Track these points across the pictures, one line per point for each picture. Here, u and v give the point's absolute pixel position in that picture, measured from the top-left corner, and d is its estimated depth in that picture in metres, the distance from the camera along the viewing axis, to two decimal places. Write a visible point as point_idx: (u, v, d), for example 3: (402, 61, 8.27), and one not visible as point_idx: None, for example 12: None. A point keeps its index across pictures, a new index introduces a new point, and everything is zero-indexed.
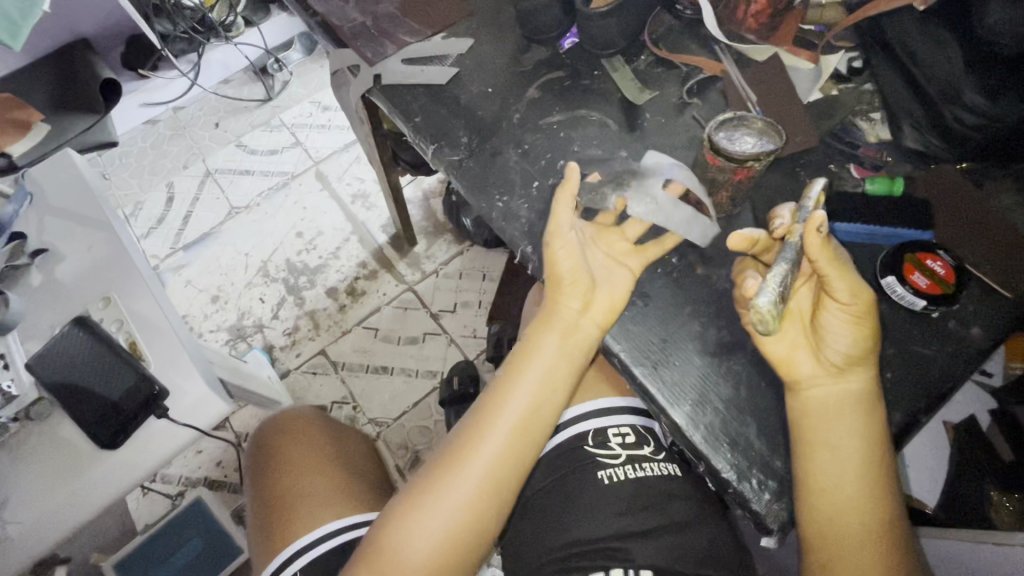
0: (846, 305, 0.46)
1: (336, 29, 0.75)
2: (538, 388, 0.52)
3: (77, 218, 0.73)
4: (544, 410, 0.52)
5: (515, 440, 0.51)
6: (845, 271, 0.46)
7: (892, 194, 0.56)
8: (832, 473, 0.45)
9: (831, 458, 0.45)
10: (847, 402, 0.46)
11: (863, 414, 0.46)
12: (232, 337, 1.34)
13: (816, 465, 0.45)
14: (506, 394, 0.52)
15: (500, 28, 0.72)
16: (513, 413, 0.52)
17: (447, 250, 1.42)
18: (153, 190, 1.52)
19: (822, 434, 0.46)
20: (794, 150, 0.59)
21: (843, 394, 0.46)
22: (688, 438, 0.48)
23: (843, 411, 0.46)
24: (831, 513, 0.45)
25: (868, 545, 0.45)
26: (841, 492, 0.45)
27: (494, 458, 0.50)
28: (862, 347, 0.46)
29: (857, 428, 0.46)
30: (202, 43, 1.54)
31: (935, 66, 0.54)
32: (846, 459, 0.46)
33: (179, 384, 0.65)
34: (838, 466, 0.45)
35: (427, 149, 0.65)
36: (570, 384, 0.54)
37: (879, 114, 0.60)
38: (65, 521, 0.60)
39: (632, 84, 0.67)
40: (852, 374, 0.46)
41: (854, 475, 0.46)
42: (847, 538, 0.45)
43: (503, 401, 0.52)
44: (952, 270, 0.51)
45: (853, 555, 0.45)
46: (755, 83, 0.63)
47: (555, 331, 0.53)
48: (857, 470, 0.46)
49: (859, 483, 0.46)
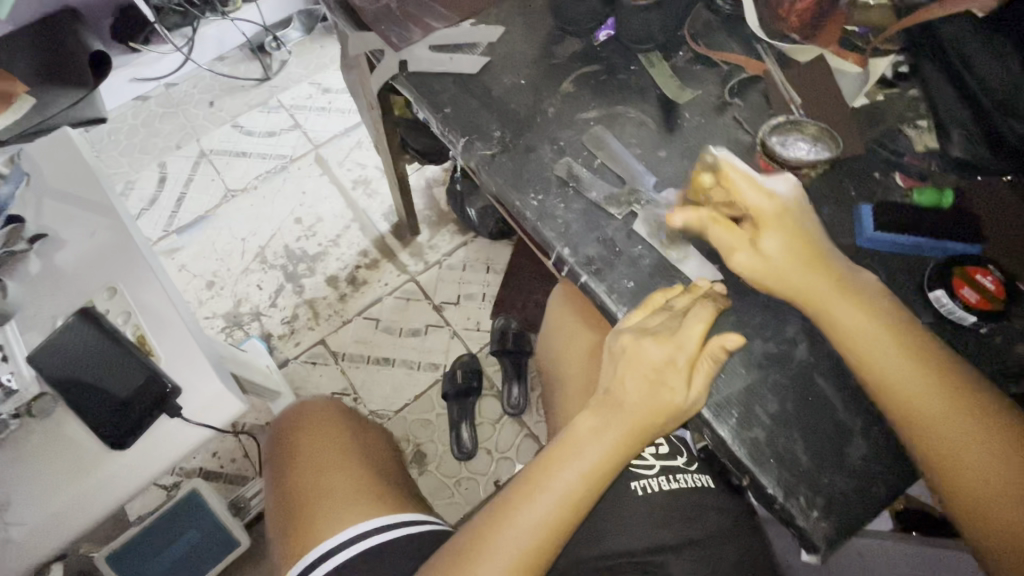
0: (745, 248, 0.50)
1: (358, 12, 0.71)
2: (587, 470, 0.49)
3: (77, 202, 0.69)
4: (601, 486, 0.49)
5: (568, 505, 0.49)
6: (762, 226, 0.50)
7: (940, 207, 0.55)
8: (935, 428, 0.44)
9: (924, 420, 0.44)
10: (907, 371, 0.45)
11: (924, 364, 0.46)
12: (228, 324, 1.30)
13: (914, 414, 0.45)
14: (553, 469, 0.50)
15: (531, 15, 0.69)
16: (570, 478, 0.49)
17: (452, 241, 1.39)
18: (146, 169, 1.47)
19: (908, 389, 0.45)
20: (839, 158, 0.57)
21: (898, 362, 0.46)
22: (733, 454, 0.47)
23: (909, 381, 0.45)
24: (950, 457, 0.43)
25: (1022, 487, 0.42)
26: (950, 437, 0.44)
27: (540, 529, 0.48)
28: (779, 270, 0.49)
29: (932, 382, 0.45)
30: (196, 17, 1.49)
31: (991, 76, 0.53)
32: (933, 408, 0.44)
33: (192, 382, 0.62)
34: (936, 423, 0.44)
35: (457, 142, 0.62)
36: (620, 462, 0.50)
37: (926, 123, 0.59)
38: (72, 523, 0.57)
39: (671, 81, 0.64)
40: (897, 338, 0.46)
41: (963, 423, 0.44)
42: (999, 485, 0.42)
43: (551, 474, 0.50)
44: (1002, 286, 0.50)
45: (999, 490, 0.42)
46: (801, 84, 0.61)
47: (619, 421, 0.50)
48: (965, 415, 0.44)
49: (970, 431, 0.44)
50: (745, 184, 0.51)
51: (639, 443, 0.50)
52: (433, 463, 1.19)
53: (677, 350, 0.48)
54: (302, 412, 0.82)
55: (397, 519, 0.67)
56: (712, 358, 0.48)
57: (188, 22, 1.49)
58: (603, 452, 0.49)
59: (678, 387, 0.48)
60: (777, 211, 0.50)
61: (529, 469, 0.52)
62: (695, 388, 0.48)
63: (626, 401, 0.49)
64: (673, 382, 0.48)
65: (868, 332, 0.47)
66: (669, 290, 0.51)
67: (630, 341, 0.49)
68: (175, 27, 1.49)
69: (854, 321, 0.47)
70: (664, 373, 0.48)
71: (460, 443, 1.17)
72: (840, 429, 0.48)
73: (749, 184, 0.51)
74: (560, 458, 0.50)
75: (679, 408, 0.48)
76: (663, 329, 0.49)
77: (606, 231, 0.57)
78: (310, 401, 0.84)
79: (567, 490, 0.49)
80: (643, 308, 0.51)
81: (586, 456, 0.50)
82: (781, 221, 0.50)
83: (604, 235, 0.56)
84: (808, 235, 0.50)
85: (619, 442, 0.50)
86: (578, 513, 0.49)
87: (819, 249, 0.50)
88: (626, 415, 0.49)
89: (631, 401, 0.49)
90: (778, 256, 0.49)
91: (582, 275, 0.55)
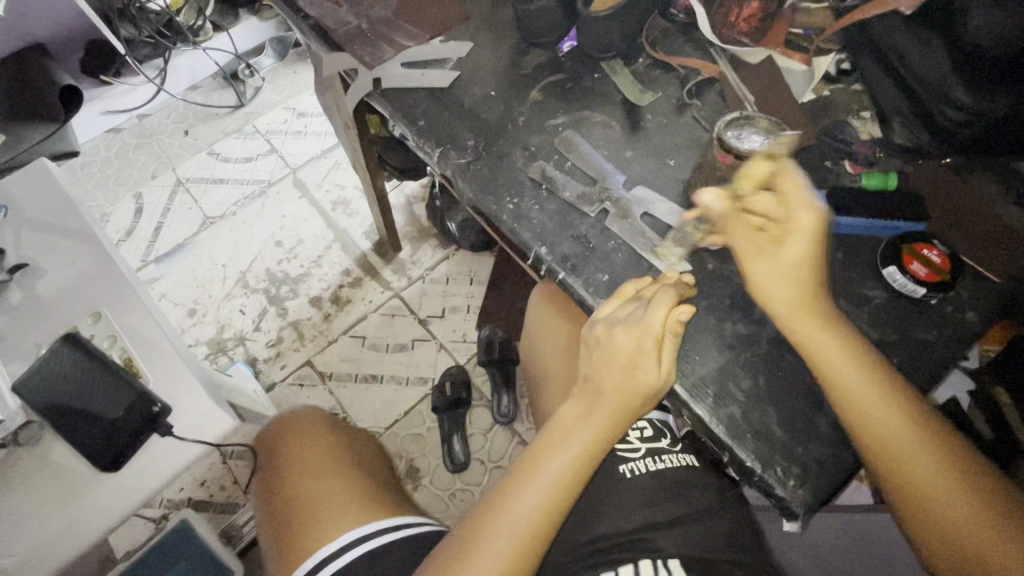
0: (766, 262, 0.50)
1: (331, 33, 0.74)
2: (574, 455, 0.51)
3: (57, 231, 0.69)
4: (585, 474, 0.51)
5: (559, 488, 0.50)
6: (807, 242, 0.50)
7: (886, 187, 0.59)
8: (881, 431, 0.46)
9: (886, 441, 0.46)
10: (855, 376, 0.47)
11: (892, 397, 0.47)
12: (212, 350, 1.29)
13: (868, 413, 0.46)
14: (544, 455, 0.52)
15: (497, 31, 0.73)
16: (558, 465, 0.51)
17: (434, 254, 1.41)
18: (121, 201, 1.46)
19: (854, 392, 0.47)
20: (791, 150, 0.61)
21: (846, 361, 0.47)
22: (711, 430, 0.50)
23: (857, 384, 0.47)
24: (899, 460, 0.45)
25: (960, 490, 0.44)
26: (894, 439, 0.46)
27: (534, 514, 0.50)
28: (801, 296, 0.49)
29: (906, 422, 0.46)
30: (168, 48, 1.51)
31: (921, 68, 0.58)
32: (878, 412, 0.46)
33: (181, 401, 0.63)
34: (911, 476, 0.45)
35: (433, 153, 0.65)
36: (604, 445, 0.52)
37: (870, 113, 0.65)
38: (64, 549, 0.56)
39: (633, 86, 0.68)
40: (885, 390, 0.47)
41: (938, 479, 0.45)
42: (954, 506, 0.44)
43: (543, 460, 0.52)
44: (946, 259, 0.54)
45: (940, 491, 0.44)
46: (752, 84, 0.65)
47: (603, 406, 0.52)
48: (901, 416, 0.46)
49: (944, 485, 0.45)
50: (797, 196, 0.50)
51: (621, 426, 0.52)
52: (427, 477, 1.19)
53: (643, 334, 0.50)
54: (292, 419, 0.83)
55: (388, 521, 0.68)
56: (673, 333, 0.50)
57: (159, 53, 1.52)
58: (588, 438, 0.51)
59: (652, 367, 0.50)
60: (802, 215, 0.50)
61: (524, 456, 0.53)
62: (667, 365, 0.50)
63: (605, 387, 0.52)
64: (644, 364, 0.50)
65: (820, 334, 0.48)
66: (639, 281, 0.53)
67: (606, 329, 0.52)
68: (146, 59, 1.51)
69: (852, 376, 0.47)
70: (635, 358, 0.50)
71: (452, 455, 1.18)
72: (809, 401, 0.51)
73: (767, 199, 0.51)
74: (549, 446, 0.52)
75: (654, 388, 0.50)
76: (630, 318, 0.51)
77: (579, 229, 0.59)
78: (302, 411, 0.84)
79: (556, 474, 0.51)
80: (613, 298, 0.53)
81: (573, 442, 0.52)
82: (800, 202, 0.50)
83: (578, 233, 0.59)
84: (820, 260, 0.50)
85: (603, 428, 0.51)
86: (568, 499, 0.51)
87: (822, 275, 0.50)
88: (607, 397, 0.52)
89: (610, 382, 0.52)
90: (798, 248, 0.50)
91: (559, 272, 0.57)
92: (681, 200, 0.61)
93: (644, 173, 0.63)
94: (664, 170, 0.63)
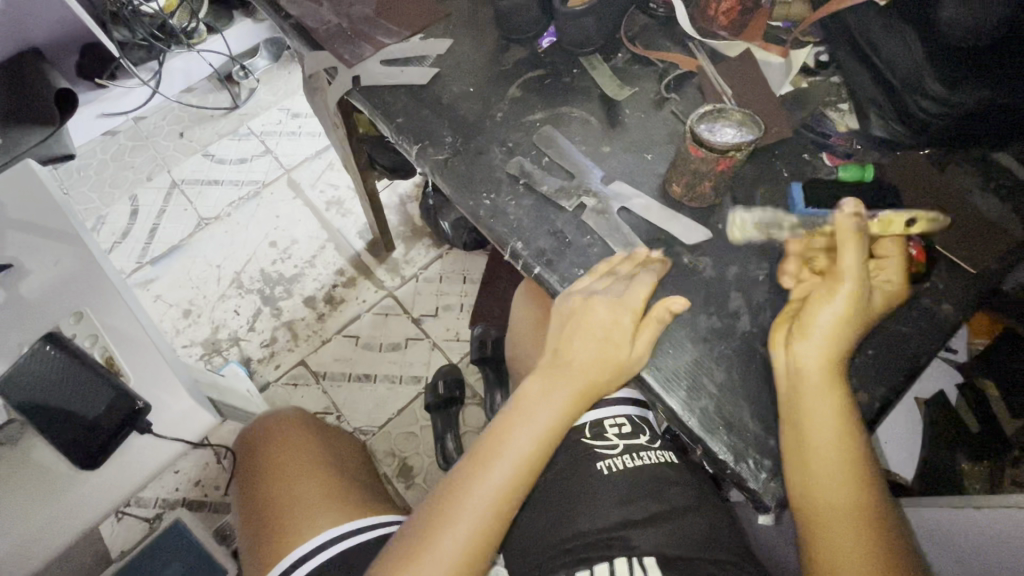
0: (830, 304, 0.49)
1: (311, 31, 0.74)
2: (540, 431, 0.52)
3: (42, 231, 0.69)
4: (549, 447, 0.51)
5: (528, 461, 0.51)
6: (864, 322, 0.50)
7: (864, 180, 0.58)
8: (816, 451, 0.46)
9: (819, 459, 0.46)
10: (817, 391, 0.47)
11: (841, 421, 0.47)
12: (206, 351, 1.30)
13: (809, 430, 0.47)
14: (512, 428, 0.52)
15: (477, 28, 0.73)
16: (524, 442, 0.51)
17: (426, 254, 1.41)
18: (116, 203, 1.47)
19: (812, 406, 0.47)
20: (768, 144, 0.61)
21: (818, 376, 0.48)
22: (685, 423, 0.49)
23: (816, 401, 0.47)
24: (822, 482, 0.46)
25: (861, 526, 0.46)
26: (827, 458, 0.46)
27: (502, 487, 0.50)
28: (821, 341, 0.48)
29: (842, 447, 0.47)
30: (162, 51, 1.51)
31: (898, 59, 0.58)
32: (824, 432, 0.47)
33: (162, 399, 0.64)
34: (831, 511, 0.46)
35: (411, 149, 0.65)
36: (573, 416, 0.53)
37: (847, 105, 0.64)
38: (42, 548, 0.56)
39: (612, 81, 0.68)
40: (843, 424, 0.47)
41: (848, 519, 0.46)
42: (850, 537, 0.45)
43: (509, 434, 0.52)
44: (922, 250, 0.54)
45: (842, 522, 0.46)
46: (730, 78, 0.65)
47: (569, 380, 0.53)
48: (839, 439, 0.47)
49: (850, 527, 0.46)
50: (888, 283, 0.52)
51: (586, 399, 0.53)
52: (420, 477, 1.19)
53: (622, 310, 0.52)
54: (274, 420, 0.83)
55: (371, 521, 0.69)
56: (656, 320, 0.52)
57: (153, 57, 1.51)
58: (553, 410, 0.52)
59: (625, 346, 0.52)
60: (864, 271, 0.49)
61: (488, 431, 0.53)
62: (638, 350, 0.51)
63: (575, 360, 0.53)
64: (619, 340, 0.52)
65: (807, 351, 0.48)
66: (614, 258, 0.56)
67: (579, 310, 0.53)
68: (140, 62, 1.51)
69: (818, 408, 0.47)
70: (610, 331, 0.52)
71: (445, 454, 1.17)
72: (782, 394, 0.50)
73: (856, 254, 0.48)
74: (512, 420, 0.53)
75: (626, 363, 0.51)
76: (610, 293, 0.53)
77: (555, 224, 0.59)
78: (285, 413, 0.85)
79: (522, 448, 0.51)
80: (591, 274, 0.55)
81: (537, 417, 0.52)
82: (884, 241, 0.52)
83: (554, 228, 0.59)
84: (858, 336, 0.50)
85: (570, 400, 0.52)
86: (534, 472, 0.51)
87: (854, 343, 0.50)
88: (577, 370, 0.53)
89: (581, 352, 0.53)
90: (884, 292, 0.51)
91: (534, 267, 0.57)
92: (658, 196, 0.61)
93: (622, 167, 0.63)
94: (641, 165, 0.63)
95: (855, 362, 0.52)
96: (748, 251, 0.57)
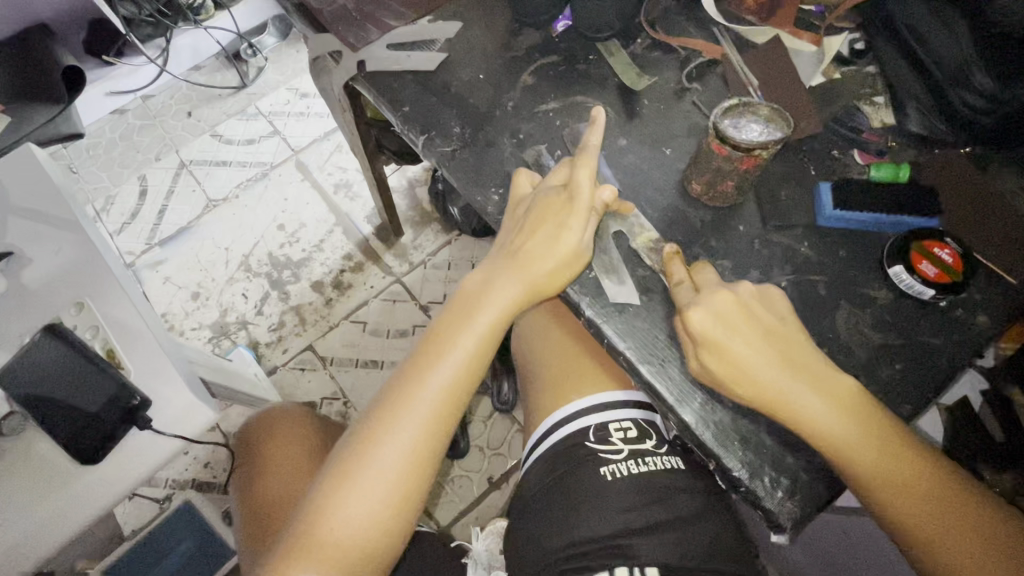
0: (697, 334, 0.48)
1: (315, 12, 0.70)
2: (483, 332, 0.54)
3: (42, 217, 0.67)
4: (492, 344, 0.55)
5: (472, 360, 0.54)
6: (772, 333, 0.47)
7: (897, 180, 0.55)
8: (863, 447, 0.44)
9: (860, 456, 0.44)
10: (803, 390, 0.46)
11: (859, 415, 0.45)
12: (215, 335, 1.30)
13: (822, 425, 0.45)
14: (456, 327, 0.55)
15: (488, 9, 0.69)
16: (422, 410, 0.52)
17: (435, 239, 1.38)
18: (125, 183, 1.46)
19: (801, 401, 0.45)
20: (796, 139, 0.58)
21: (774, 370, 0.46)
22: (699, 437, 0.48)
23: (815, 402, 0.45)
24: (879, 469, 0.44)
25: (937, 492, 0.44)
26: (866, 452, 0.44)
27: (447, 384, 0.53)
28: (736, 359, 0.46)
29: (881, 433, 0.45)
30: (170, 27, 1.47)
31: (944, 50, 0.54)
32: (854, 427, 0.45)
33: (163, 394, 0.62)
34: (898, 493, 0.44)
35: (418, 140, 0.62)
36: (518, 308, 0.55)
37: (883, 98, 0.59)
38: (46, 540, 0.56)
39: (630, 69, 0.64)
40: (845, 407, 0.45)
41: (921, 491, 0.44)
42: (929, 504, 0.44)
43: (454, 332, 0.55)
44: (959, 258, 0.51)
45: (918, 492, 0.44)
46: (758, 66, 0.61)
47: (513, 275, 0.54)
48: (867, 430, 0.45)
49: (927, 496, 0.44)
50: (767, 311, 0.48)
51: (532, 297, 0.54)
52: None
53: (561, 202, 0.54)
54: (270, 417, 0.82)
55: None
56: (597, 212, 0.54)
57: (161, 33, 1.47)
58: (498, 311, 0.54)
59: (576, 228, 0.53)
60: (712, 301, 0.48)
61: (431, 334, 0.56)
62: (565, 241, 0.53)
63: (521, 249, 0.55)
64: (563, 224, 0.53)
65: (748, 360, 0.46)
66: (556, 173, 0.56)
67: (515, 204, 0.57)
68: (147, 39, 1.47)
69: (791, 385, 0.46)
70: (547, 216, 0.54)
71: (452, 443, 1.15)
72: None
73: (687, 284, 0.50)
74: (455, 323, 0.55)
75: (575, 248, 0.53)
76: (557, 195, 0.55)
77: None
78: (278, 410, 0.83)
79: (466, 346, 0.54)
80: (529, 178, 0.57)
81: (479, 320, 0.54)
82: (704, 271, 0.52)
83: None
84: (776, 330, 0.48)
85: (465, 362, 0.54)
86: (477, 371, 0.55)
87: (786, 337, 0.48)
88: (520, 262, 0.55)
89: (523, 238, 0.55)
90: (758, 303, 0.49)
91: None
92: (676, 194, 0.57)
93: (640, 162, 0.59)
94: (659, 160, 0.59)
95: (881, 377, 0.49)
96: (771, 254, 0.54)
